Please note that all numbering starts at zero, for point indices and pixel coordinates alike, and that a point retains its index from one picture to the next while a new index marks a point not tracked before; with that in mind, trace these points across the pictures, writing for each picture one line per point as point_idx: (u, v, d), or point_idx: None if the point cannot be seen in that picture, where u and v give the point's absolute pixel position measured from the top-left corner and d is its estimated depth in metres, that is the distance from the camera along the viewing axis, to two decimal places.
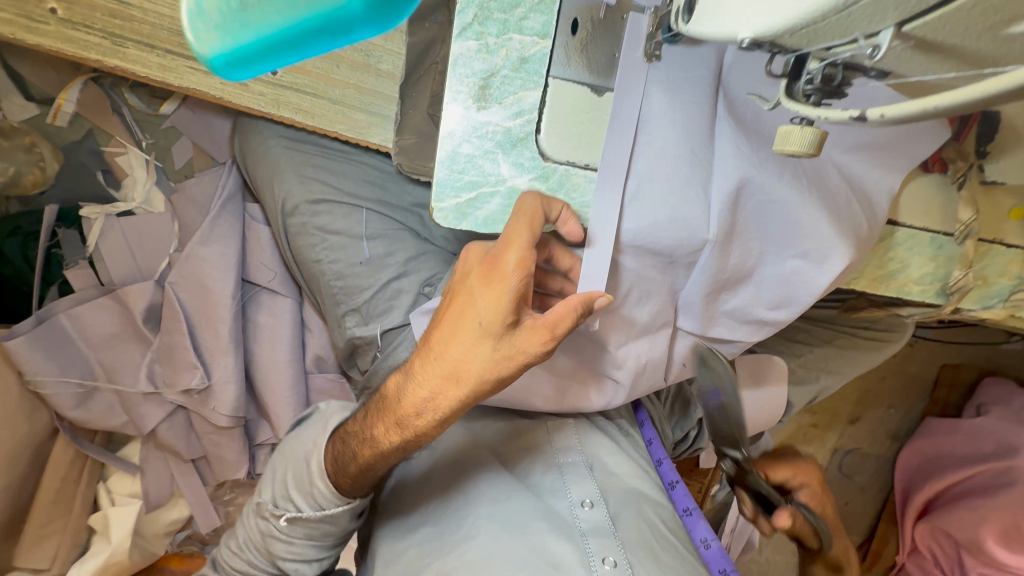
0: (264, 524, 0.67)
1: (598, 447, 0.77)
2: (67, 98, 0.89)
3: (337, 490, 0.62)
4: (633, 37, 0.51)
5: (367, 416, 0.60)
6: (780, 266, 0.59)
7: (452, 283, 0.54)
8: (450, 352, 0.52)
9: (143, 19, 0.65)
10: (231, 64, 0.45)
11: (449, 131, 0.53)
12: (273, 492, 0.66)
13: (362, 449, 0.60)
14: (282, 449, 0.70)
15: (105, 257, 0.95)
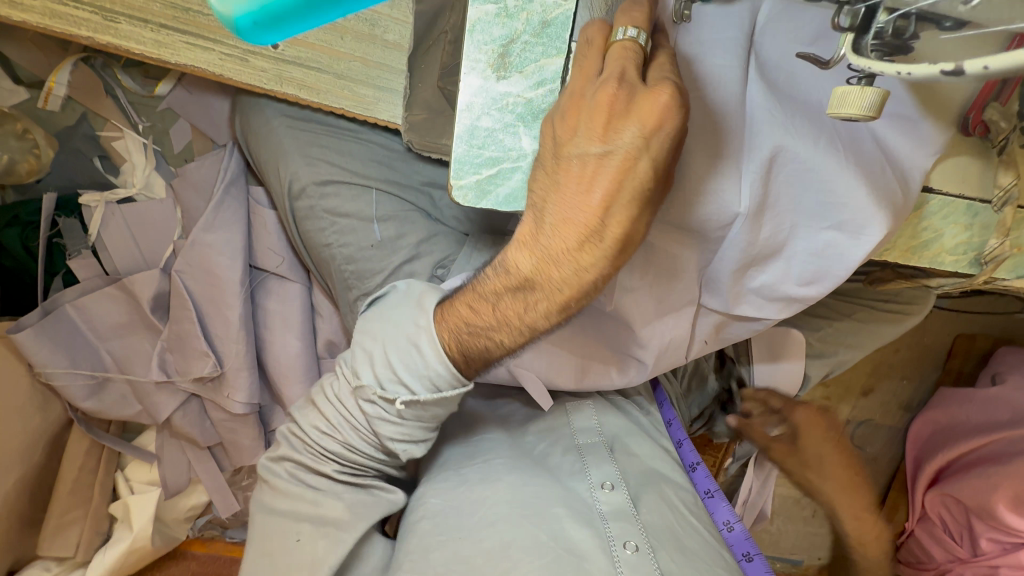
0: (367, 407, 0.58)
1: (620, 429, 0.77)
2: (56, 81, 0.85)
3: (454, 372, 0.54)
4: None
5: (475, 299, 0.53)
6: (813, 238, 0.56)
7: (576, 121, 0.45)
8: (598, 203, 0.46)
9: None
10: (257, 24, 0.39)
11: (467, 103, 0.50)
12: (376, 373, 0.56)
13: (473, 320, 0.53)
14: (364, 330, 0.58)
15: (109, 245, 0.93)
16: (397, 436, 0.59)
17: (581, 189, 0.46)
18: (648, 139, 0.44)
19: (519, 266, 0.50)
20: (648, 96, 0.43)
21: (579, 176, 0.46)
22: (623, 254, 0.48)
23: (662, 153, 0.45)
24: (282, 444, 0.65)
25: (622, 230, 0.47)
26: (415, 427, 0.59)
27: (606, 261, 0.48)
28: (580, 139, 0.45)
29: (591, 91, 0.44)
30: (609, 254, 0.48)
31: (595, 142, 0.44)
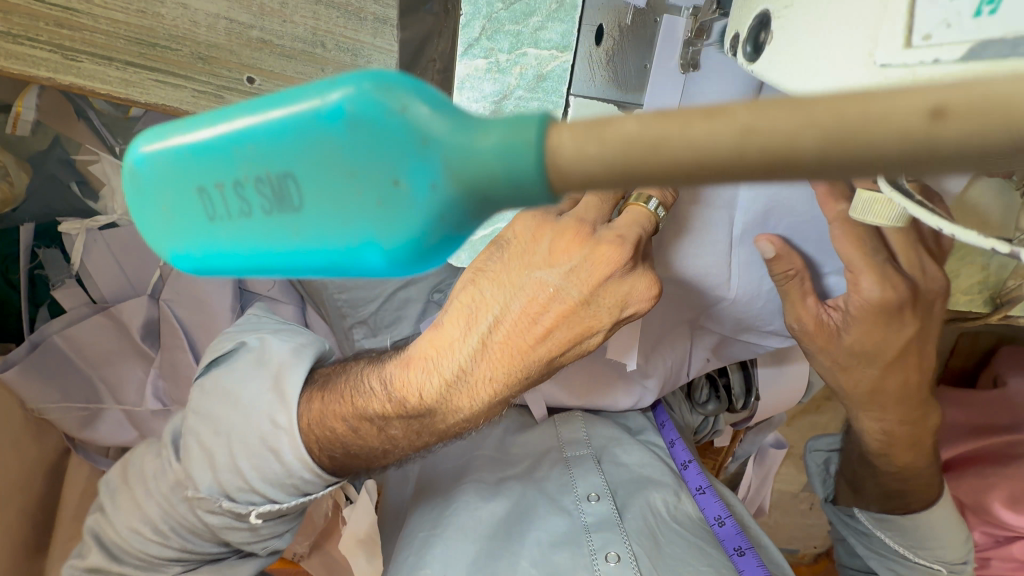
0: (211, 517, 0.65)
1: (608, 438, 0.80)
2: (24, 105, 0.79)
3: (318, 473, 0.63)
4: (668, 45, 0.46)
5: (360, 411, 0.60)
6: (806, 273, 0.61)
7: (519, 266, 0.54)
8: (513, 344, 0.55)
9: (93, 27, 0.55)
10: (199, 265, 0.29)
11: None
12: (223, 481, 0.63)
13: (362, 431, 0.61)
14: (217, 391, 0.67)
15: (93, 273, 0.90)
16: (249, 538, 0.68)
17: (518, 328, 0.54)
18: (566, 280, 0.53)
19: (403, 387, 0.58)
20: (564, 231, 0.54)
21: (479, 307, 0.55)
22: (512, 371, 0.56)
23: (573, 287, 0.54)
24: (95, 554, 0.68)
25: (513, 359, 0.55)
26: (272, 527, 0.69)
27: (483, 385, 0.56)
28: (541, 272, 0.54)
29: (527, 234, 0.54)
30: (506, 385, 0.57)
31: (531, 271, 0.54)
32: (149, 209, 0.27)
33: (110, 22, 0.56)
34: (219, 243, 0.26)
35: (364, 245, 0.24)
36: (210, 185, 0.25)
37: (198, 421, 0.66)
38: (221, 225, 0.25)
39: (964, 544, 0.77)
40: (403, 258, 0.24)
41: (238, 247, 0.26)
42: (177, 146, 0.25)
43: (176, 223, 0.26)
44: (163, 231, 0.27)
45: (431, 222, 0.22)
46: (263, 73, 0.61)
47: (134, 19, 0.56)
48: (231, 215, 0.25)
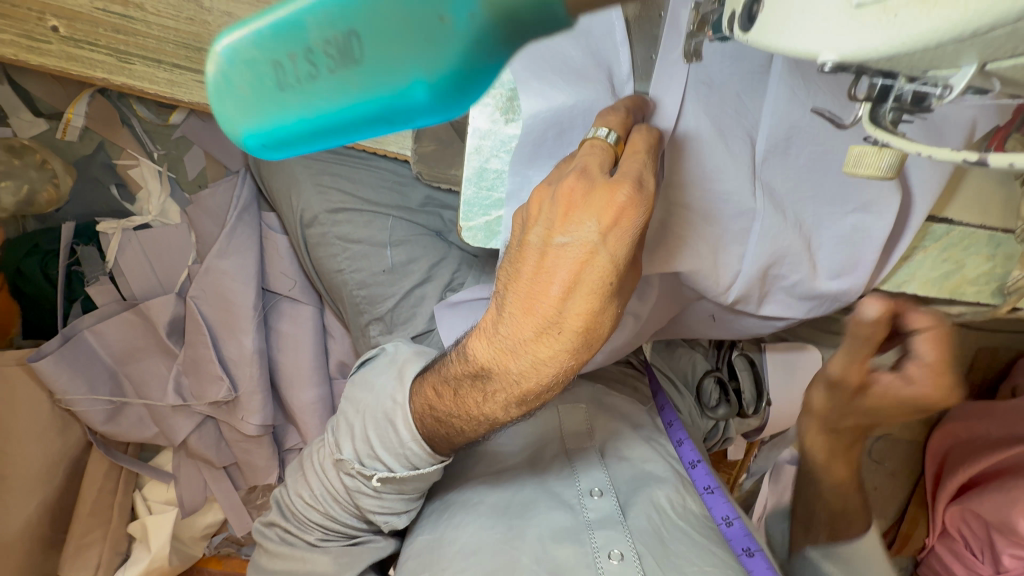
0: (347, 480, 0.58)
1: (609, 433, 0.72)
2: (76, 113, 0.87)
3: (430, 451, 0.53)
4: (672, 36, 0.46)
5: (517, 290, 0.44)
6: (839, 224, 0.55)
7: (536, 251, 0.43)
8: (556, 297, 0.42)
9: (146, 32, 0.62)
10: (269, 145, 0.33)
11: (475, 145, 0.50)
12: (356, 448, 0.57)
13: (529, 305, 0.43)
14: (351, 398, 0.61)
15: (126, 272, 0.95)
16: (378, 508, 0.58)
17: (538, 283, 0.42)
18: (605, 236, 0.41)
19: (474, 358, 0.47)
20: (606, 189, 0.41)
21: (536, 270, 0.43)
22: (585, 348, 0.44)
23: (622, 250, 0.42)
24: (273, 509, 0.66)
25: (581, 321, 0.42)
26: (395, 499, 0.58)
27: (566, 354, 0.43)
28: (539, 228, 0.43)
29: (551, 184, 0.43)
30: (574, 313, 0.42)
31: (555, 234, 0.42)
32: (223, 97, 0.31)
33: (162, 27, 0.62)
34: (289, 110, 0.30)
35: (404, 83, 0.28)
36: (283, 58, 0.29)
37: (344, 404, 0.61)
38: (291, 94, 0.30)
39: None
40: (436, 87, 0.28)
41: (306, 112, 0.30)
42: (258, 33, 0.29)
43: (252, 102, 0.31)
44: (236, 115, 0.31)
45: (471, 48, 0.26)
46: None
47: (184, 27, 0.62)
48: (297, 79, 0.29)
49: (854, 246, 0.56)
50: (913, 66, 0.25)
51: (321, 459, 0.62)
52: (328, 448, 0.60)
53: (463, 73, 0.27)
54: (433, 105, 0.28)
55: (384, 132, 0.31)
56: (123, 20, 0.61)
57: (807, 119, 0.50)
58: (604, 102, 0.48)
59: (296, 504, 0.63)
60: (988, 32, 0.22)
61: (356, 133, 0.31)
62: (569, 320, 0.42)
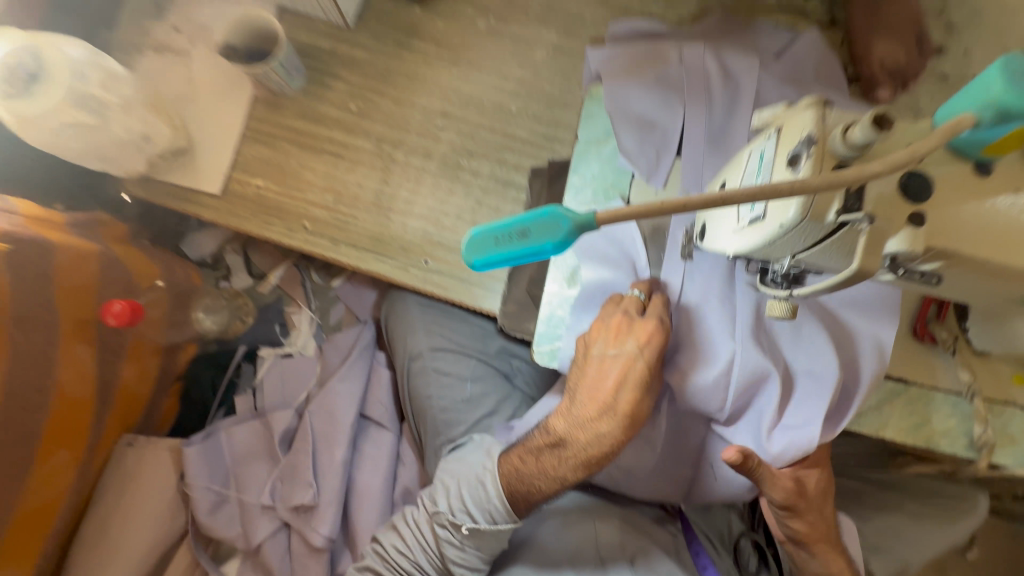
0: (439, 531, 0.70)
1: (644, 546, 0.79)
2: (274, 275, 1.30)
3: (511, 508, 0.68)
4: (673, 244, 0.76)
5: (585, 385, 0.67)
6: (808, 366, 0.71)
7: (597, 359, 0.66)
8: (611, 389, 0.66)
9: (354, 230, 1.03)
10: (489, 264, 0.47)
11: (547, 299, 0.79)
12: (451, 502, 0.70)
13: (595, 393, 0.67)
14: (445, 469, 0.74)
15: (265, 387, 1.24)
16: (458, 561, 0.70)
17: (600, 380, 0.66)
18: (642, 350, 0.64)
19: (554, 432, 0.69)
20: (641, 323, 0.64)
21: (598, 370, 0.67)
22: (632, 424, 0.66)
23: (654, 360, 0.64)
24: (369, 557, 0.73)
25: (629, 406, 0.65)
26: (473, 554, 0.70)
27: (619, 428, 0.66)
28: (599, 345, 0.66)
29: (606, 317, 0.66)
30: (625, 399, 0.65)
31: (610, 349, 0.65)
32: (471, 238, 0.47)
33: (363, 229, 1.03)
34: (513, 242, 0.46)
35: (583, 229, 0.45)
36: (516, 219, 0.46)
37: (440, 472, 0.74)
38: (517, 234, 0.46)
39: None
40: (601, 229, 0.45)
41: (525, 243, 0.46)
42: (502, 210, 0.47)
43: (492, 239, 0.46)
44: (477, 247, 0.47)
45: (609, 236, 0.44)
46: (434, 257, 1.03)
47: (376, 228, 1.03)
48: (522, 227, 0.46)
49: (816, 386, 0.70)
50: (761, 254, 0.50)
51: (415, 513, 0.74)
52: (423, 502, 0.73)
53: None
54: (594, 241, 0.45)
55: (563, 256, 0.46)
56: (344, 223, 1.03)
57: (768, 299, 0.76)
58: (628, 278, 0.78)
59: (384, 551, 0.73)
60: (772, 244, 0.47)
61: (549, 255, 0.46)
62: (622, 403, 0.65)
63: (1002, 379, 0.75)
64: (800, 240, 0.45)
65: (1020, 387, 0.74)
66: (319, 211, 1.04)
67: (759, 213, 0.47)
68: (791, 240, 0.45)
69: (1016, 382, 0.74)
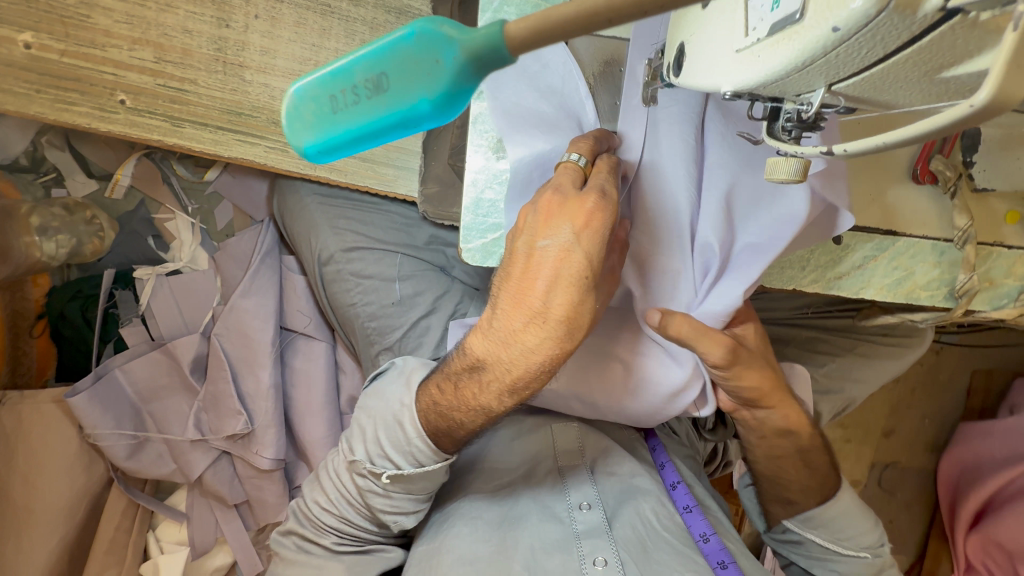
0: (360, 481, 0.63)
1: (602, 449, 0.74)
2: (123, 174, 0.99)
3: (435, 447, 0.60)
4: (632, 84, 0.56)
5: (509, 291, 0.51)
6: (763, 211, 0.57)
7: (521, 254, 0.51)
8: (541, 290, 0.49)
9: (198, 101, 0.74)
10: (323, 151, 0.37)
11: (472, 179, 0.60)
12: (367, 449, 0.62)
13: (523, 298, 0.50)
14: (363, 407, 0.66)
15: (156, 314, 1.03)
16: (387, 508, 0.64)
17: (527, 280, 0.50)
18: (579, 235, 0.49)
19: (475, 351, 0.55)
20: (576, 201, 0.50)
21: (526, 268, 0.50)
22: (569, 337, 0.50)
23: (594, 248, 0.49)
24: (291, 519, 0.71)
25: (565, 310, 0.49)
26: (404, 499, 0.63)
27: (552, 341, 0.50)
28: (525, 236, 0.51)
29: (532, 202, 0.51)
30: (562, 302, 0.49)
31: (538, 239, 0.50)
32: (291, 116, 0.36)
33: (210, 98, 0.74)
34: (341, 123, 0.35)
35: (419, 102, 0.33)
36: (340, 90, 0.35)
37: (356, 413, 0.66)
38: (343, 111, 0.35)
39: (876, 528, 0.78)
40: (443, 97, 0.33)
41: (357, 122, 0.35)
42: (319, 73, 0.35)
43: (318, 121, 0.36)
44: (302, 129, 0.36)
45: (460, 78, 0.33)
46: None
47: (228, 96, 0.74)
48: (353, 98, 0.34)
49: (768, 233, 0.57)
50: (780, 90, 0.32)
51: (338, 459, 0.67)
52: (343, 449, 0.66)
53: (457, 92, 0.33)
54: (440, 112, 0.34)
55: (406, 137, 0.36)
56: (179, 92, 0.73)
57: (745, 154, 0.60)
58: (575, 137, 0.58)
59: (316, 502, 0.68)
60: (811, 66, 0.29)
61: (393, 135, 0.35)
62: (559, 308, 0.49)
63: (993, 219, 0.66)
64: (865, 53, 0.27)
65: (1010, 227, 0.65)
66: (135, 76, 0.72)
67: (797, 8, 0.28)
68: (846, 55, 0.28)
69: (1008, 221, 0.65)
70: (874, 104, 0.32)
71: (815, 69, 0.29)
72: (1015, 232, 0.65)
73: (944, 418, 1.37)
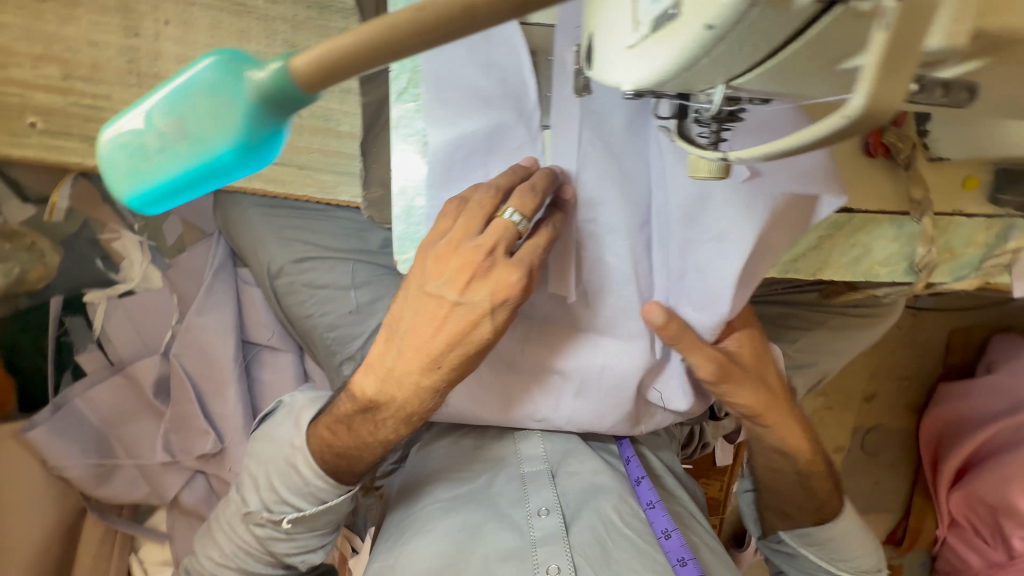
0: (257, 531, 0.63)
1: (565, 450, 0.71)
2: (60, 196, 0.93)
3: (334, 484, 0.61)
4: (562, 74, 0.54)
5: (421, 343, 0.53)
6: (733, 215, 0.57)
7: (435, 305, 0.52)
8: (443, 343, 0.53)
9: (116, 118, 0.70)
10: (150, 207, 0.30)
11: (401, 187, 0.56)
12: (262, 498, 0.62)
13: (432, 354, 0.53)
14: (251, 453, 0.65)
15: (113, 337, 1.00)
16: (293, 550, 0.64)
17: (433, 332, 0.53)
18: (495, 307, 0.52)
19: (367, 391, 0.57)
20: (504, 269, 0.51)
21: (420, 317, 0.53)
22: (457, 380, 0.56)
23: (502, 317, 0.53)
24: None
25: (458, 363, 0.53)
26: (308, 538, 0.64)
27: (441, 385, 0.55)
28: (441, 285, 0.52)
29: (456, 245, 0.51)
30: (463, 357, 0.53)
31: (454, 296, 0.52)
32: (106, 170, 0.29)
33: (128, 113, 0.70)
34: (156, 175, 0.28)
35: (234, 142, 0.27)
36: (144, 133, 0.27)
37: (249, 459, 0.65)
38: (152, 161, 0.28)
39: (876, 555, 0.82)
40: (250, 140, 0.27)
41: (169, 173, 0.28)
42: (127, 117, 0.27)
43: (129, 174, 0.28)
44: (116, 185, 0.29)
45: (276, 109, 0.26)
46: None
47: None
48: (160, 145, 0.27)
49: (744, 239, 0.56)
50: (675, 86, 0.29)
51: (232, 509, 0.65)
52: (236, 500, 0.64)
53: (256, 141, 0.27)
54: (256, 155, 0.28)
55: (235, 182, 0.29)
56: (94, 110, 0.69)
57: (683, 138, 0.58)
58: (508, 128, 0.56)
59: (215, 552, 0.66)
60: (696, 64, 0.26)
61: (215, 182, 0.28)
62: (459, 363, 0.54)
63: (951, 187, 0.63)
64: (750, 49, 0.25)
65: (968, 194, 0.63)
66: (43, 96, 0.68)
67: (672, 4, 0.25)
68: (732, 51, 0.25)
69: (965, 188, 0.63)
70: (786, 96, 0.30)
71: (705, 67, 0.26)
72: (974, 200, 0.63)
73: (924, 378, 1.37)
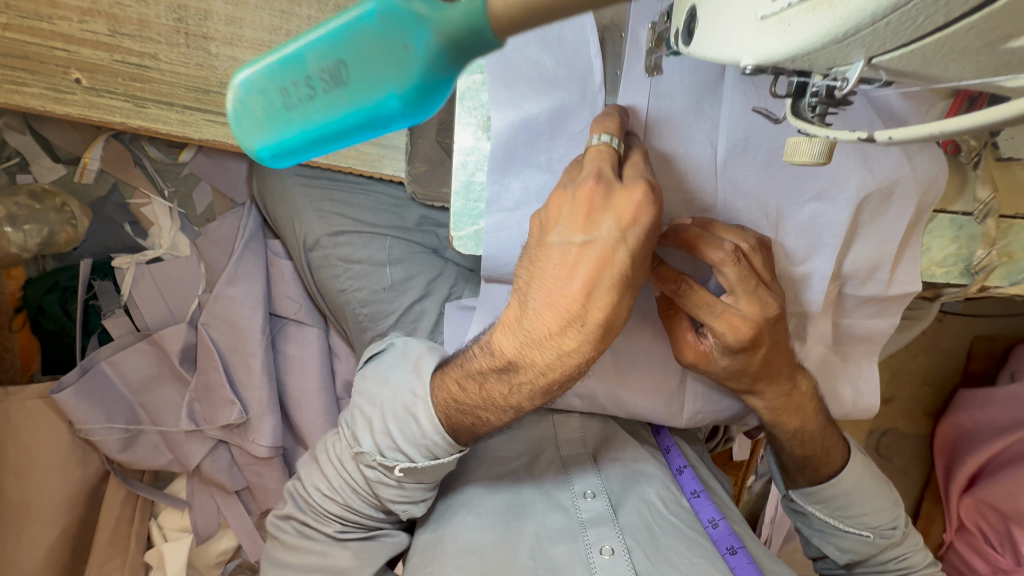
0: (367, 471, 0.62)
1: (605, 436, 0.72)
2: (92, 156, 0.92)
3: (449, 439, 0.59)
4: (634, 52, 0.53)
5: (548, 287, 0.48)
6: (800, 212, 0.60)
7: (567, 247, 0.47)
8: (580, 291, 0.47)
9: (161, 79, 0.68)
10: (279, 154, 0.35)
11: (461, 161, 0.56)
12: (376, 441, 0.60)
13: (568, 298, 0.47)
14: (362, 394, 0.64)
15: (139, 303, 0.99)
16: (398, 497, 0.63)
17: (564, 276, 0.47)
18: (624, 233, 0.47)
19: (503, 348, 0.52)
20: (623, 194, 0.47)
21: (551, 265, 0.48)
22: (602, 340, 0.49)
23: (638, 250, 0.47)
24: (289, 503, 0.69)
25: (602, 314, 0.47)
26: (415, 489, 0.63)
27: (587, 344, 0.49)
28: (561, 230, 0.48)
29: (571, 186, 0.48)
30: (605, 305, 0.47)
31: (577, 234, 0.47)
32: (241, 114, 0.34)
33: (173, 74, 0.68)
34: (298, 123, 0.33)
35: (383, 95, 0.30)
36: (290, 84, 0.32)
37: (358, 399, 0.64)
38: (296, 109, 0.33)
39: (892, 507, 0.72)
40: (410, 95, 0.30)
41: (310, 122, 0.33)
42: (266, 63, 0.32)
43: (267, 120, 0.34)
44: (254, 129, 0.34)
45: (430, 65, 0.29)
46: None
47: (194, 72, 0.69)
48: (304, 95, 0.32)
49: (807, 237, 0.60)
50: (805, 63, 0.28)
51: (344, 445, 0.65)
52: (349, 439, 0.63)
53: (424, 87, 0.30)
54: (408, 111, 0.31)
55: (371, 136, 0.33)
56: (140, 69, 0.68)
57: (756, 123, 0.56)
58: (573, 108, 0.54)
59: (322, 485, 0.66)
60: (850, 36, 0.25)
61: (352, 134, 0.33)
62: (598, 311, 0.47)
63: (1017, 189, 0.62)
64: (922, 21, 0.24)
65: None
66: (88, 51, 0.66)
67: None
68: (900, 23, 0.24)
69: None
70: (919, 77, 0.29)
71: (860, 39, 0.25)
72: None
73: (943, 384, 1.37)
